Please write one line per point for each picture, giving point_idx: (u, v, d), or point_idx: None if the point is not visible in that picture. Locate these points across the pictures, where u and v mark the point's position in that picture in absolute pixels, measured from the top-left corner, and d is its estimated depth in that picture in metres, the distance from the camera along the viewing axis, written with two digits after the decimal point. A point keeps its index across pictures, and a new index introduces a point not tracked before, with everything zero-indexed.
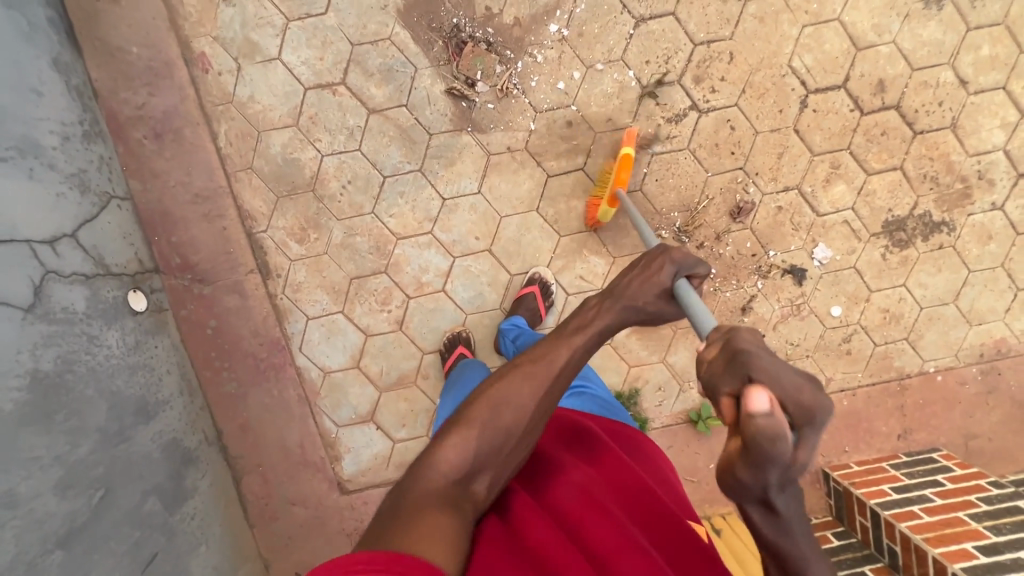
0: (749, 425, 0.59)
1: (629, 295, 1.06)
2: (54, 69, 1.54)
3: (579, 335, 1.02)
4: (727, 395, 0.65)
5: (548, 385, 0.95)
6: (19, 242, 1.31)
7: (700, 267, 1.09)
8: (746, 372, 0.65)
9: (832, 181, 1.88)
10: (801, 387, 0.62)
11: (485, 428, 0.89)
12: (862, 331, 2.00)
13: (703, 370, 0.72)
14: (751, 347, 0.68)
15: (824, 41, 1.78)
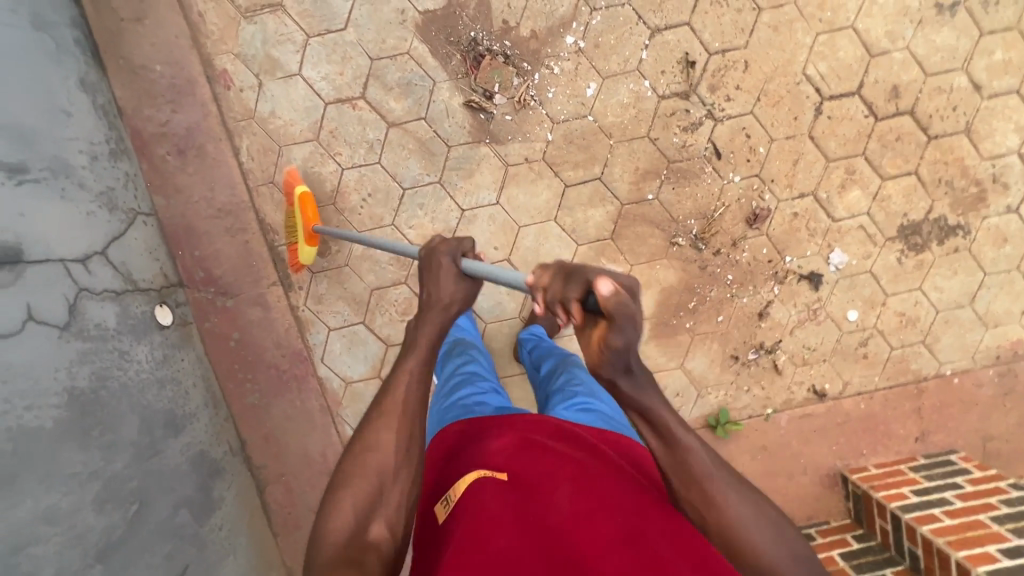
0: (609, 306, 0.76)
1: (433, 299, 1.08)
2: (81, 89, 1.57)
3: (408, 358, 1.05)
4: (575, 300, 0.80)
5: (405, 419, 0.99)
6: (54, 261, 1.34)
7: (461, 243, 1.13)
8: (585, 276, 0.80)
9: (847, 187, 1.89)
10: (619, 276, 0.81)
11: (356, 484, 0.94)
12: (879, 334, 2.01)
13: (547, 296, 0.85)
14: (573, 265, 0.83)
15: (838, 48, 1.79)
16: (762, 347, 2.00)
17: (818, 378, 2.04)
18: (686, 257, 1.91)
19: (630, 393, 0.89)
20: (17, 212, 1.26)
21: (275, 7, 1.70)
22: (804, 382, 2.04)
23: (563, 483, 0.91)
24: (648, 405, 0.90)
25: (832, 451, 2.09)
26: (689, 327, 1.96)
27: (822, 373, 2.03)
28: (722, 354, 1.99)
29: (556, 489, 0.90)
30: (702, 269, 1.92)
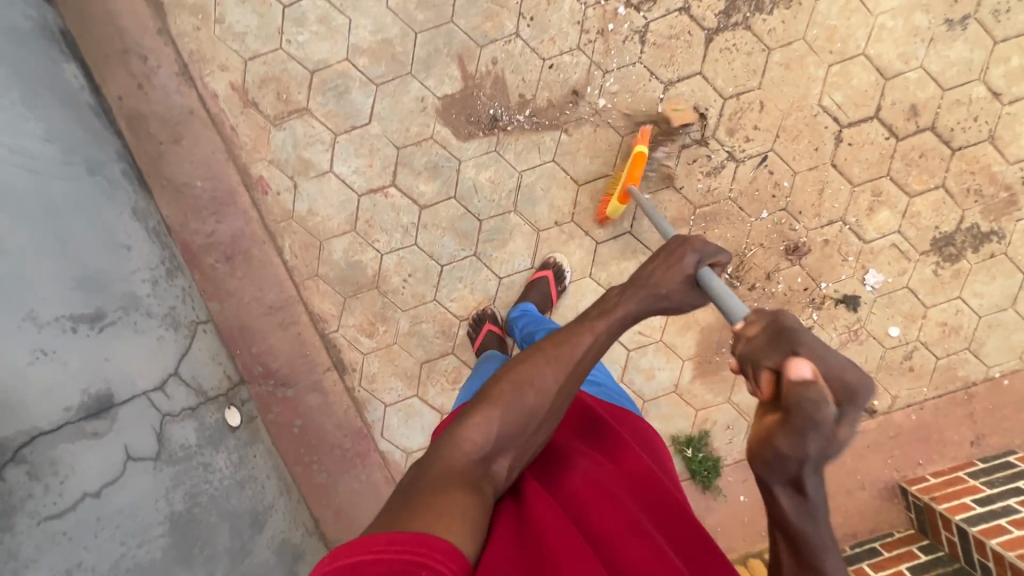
0: (800, 399, 0.67)
1: (658, 282, 1.06)
2: (134, 218, 1.65)
3: (598, 321, 1.04)
4: (768, 368, 0.74)
5: (570, 371, 0.98)
6: (139, 395, 1.42)
7: (721, 252, 1.08)
8: (792, 351, 0.72)
9: (875, 209, 1.91)
10: (848, 370, 0.69)
11: (510, 412, 0.93)
12: (923, 346, 2.03)
13: (743, 347, 0.79)
14: (794, 326, 0.76)
15: (851, 77, 1.81)
16: None
17: None
18: None
19: (797, 521, 0.76)
20: (104, 357, 1.35)
21: (302, 111, 1.77)
22: None
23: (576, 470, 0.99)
24: (817, 515, 0.76)
25: (887, 465, 2.11)
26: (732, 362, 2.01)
27: None
28: None
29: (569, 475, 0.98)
30: None
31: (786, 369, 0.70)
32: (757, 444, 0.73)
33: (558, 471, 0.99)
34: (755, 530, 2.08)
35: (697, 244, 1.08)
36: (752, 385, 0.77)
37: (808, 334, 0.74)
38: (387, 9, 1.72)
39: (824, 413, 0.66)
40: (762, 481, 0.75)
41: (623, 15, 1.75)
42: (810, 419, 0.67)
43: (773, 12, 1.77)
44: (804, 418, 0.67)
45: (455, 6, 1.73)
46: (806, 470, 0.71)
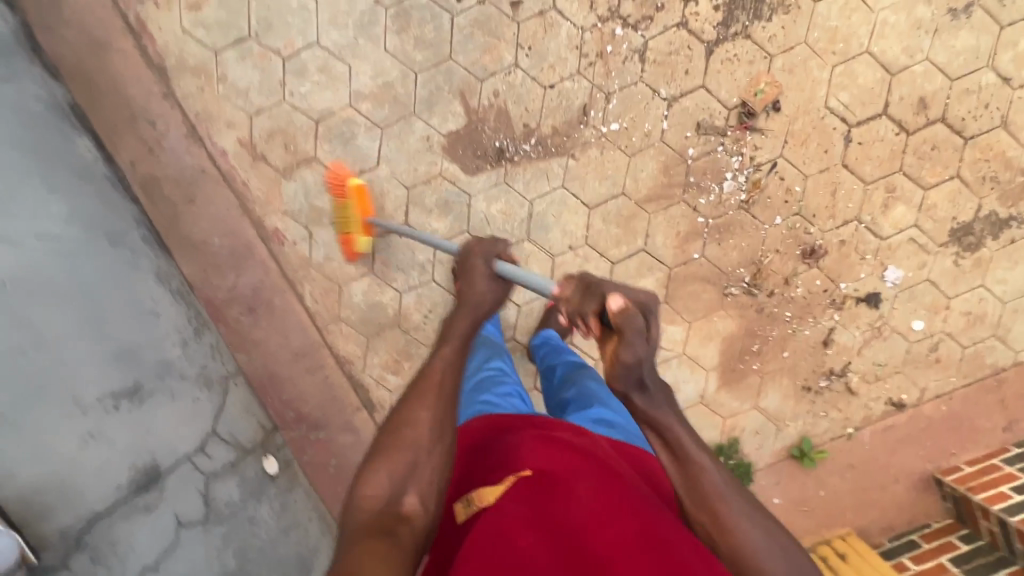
0: (619, 318, 0.87)
1: (472, 297, 1.14)
2: (159, 282, 1.67)
3: (444, 346, 1.07)
4: (593, 314, 0.93)
5: (439, 397, 1.00)
6: (181, 461, 1.48)
7: (501, 244, 1.22)
8: (602, 293, 0.92)
9: (890, 205, 1.90)
10: (638, 291, 0.91)
11: (395, 457, 0.94)
12: (948, 337, 2.02)
13: (570, 309, 0.97)
14: (598, 282, 0.95)
15: (856, 76, 1.79)
16: (832, 372, 2.03)
17: (894, 390, 2.06)
18: (742, 304, 1.95)
19: (642, 408, 0.94)
20: (144, 429, 1.42)
21: (310, 160, 1.79)
22: (881, 397, 2.06)
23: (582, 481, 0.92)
24: (657, 404, 0.95)
25: (921, 456, 2.10)
26: (757, 368, 2.00)
27: (897, 385, 2.05)
28: (793, 387, 2.03)
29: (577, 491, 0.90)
30: (759, 312, 1.96)
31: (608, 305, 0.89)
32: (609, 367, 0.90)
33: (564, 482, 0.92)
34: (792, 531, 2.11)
35: (480, 249, 1.19)
36: (585, 327, 0.95)
37: (603, 281, 0.95)
38: (386, 52, 1.73)
39: (639, 321, 0.86)
40: (622, 393, 0.93)
41: (622, 36, 1.74)
42: (631, 330, 0.86)
43: (772, 18, 1.75)
44: (631, 329, 0.86)
45: (453, 44, 1.73)
46: (647, 368, 0.89)
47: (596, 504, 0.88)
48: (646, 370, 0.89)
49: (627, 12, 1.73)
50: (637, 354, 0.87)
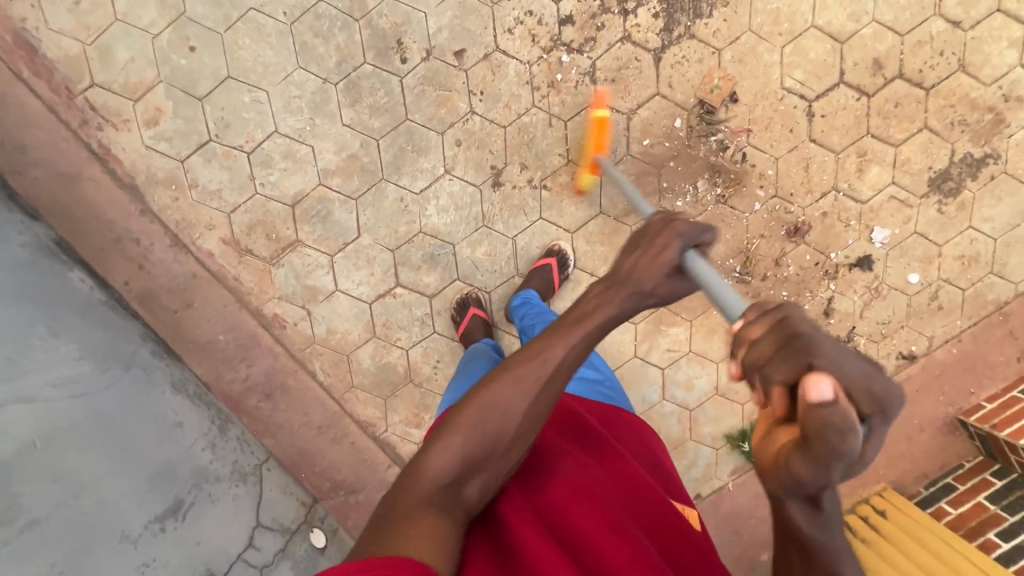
0: (817, 423, 0.59)
1: (641, 280, 0.95)
2: (176, 391, 1.73)
3: (576, 329, 0.91)
4: (779, 384, 0.64)
5: (541, 384, 0.89)
6: (234, 560, 1.57)
7: (710, 232, 0.99)
8: (807, 364, 0.62)
9: (864, 168, 1.91)
10: (869, 376, 0.61)
11: (494, 419, 0.87)
12: (946, 283, 2.04)
13: (750, 355, 0.68)
14: (811, 331, 0.65)
15: (806, 52, 1.80)
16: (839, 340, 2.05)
17: (903, 344, 2.08)
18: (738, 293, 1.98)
19: (807, 529, 0.71)
20: (195, 540, 1.50)
21: (294, 243, 1.83)
22: (891, 353, 2.08)
23: (565, 464, 0.97)
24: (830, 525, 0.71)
25: (941, 402, 2.14)
26: None
27: (905, 338, 2.07)
28: None
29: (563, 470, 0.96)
30: (757, 297, 1.99)
31: (804, 392, 0.60)
32: (772, 466, 0.66)
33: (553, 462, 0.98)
34: None
35: (683, 225, 0.98)
36: (762, 399, 0.67)
37: (815, 331, 0.65)
38: (344, 126, 1.75)
39: (847, 434, 0.58)
40: (776, 500, 0.69)
41: (569, 62, 1.76)
42: (831, 445, 0.59)
43: (712, 14, 1.76)
44: (826, 446, 0.59)
45: (407, 105, 1.75)
46: (827, 489, 0.66)
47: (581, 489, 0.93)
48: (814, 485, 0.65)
49: (569, 37, 1.74)
50: (813, 472, 0.63)
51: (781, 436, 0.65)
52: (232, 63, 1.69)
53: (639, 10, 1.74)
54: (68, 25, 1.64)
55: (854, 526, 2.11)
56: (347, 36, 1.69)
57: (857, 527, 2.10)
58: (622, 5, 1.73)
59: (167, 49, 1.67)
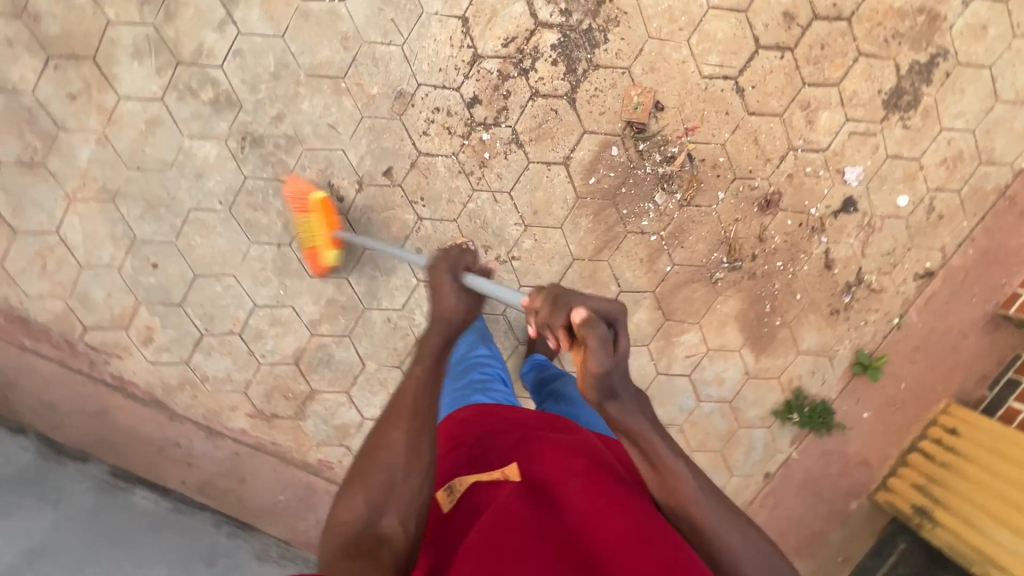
0: (581, 331, 0.89)
1: (436, 311, 1.23)
2: (262, 562, 1.80)
3: (416, 366, 1.13)
4: (560, 326, 0.94)
5: (413, 417, 1.04)
6: None
7: (465, 252, 1.31)
8: (568, 305, 0.94)
9: (814, 117, 1.86)
10: (600, 304, 0.92)
11: (377, 471, 0.96)
12: (938, 192, 1.97)
13: (535, 321, 1.00)
14: (562, 291, 0.98)
15: (713, 36, 1.76)
16: (850, 285, 2.02)
17: (916, 265, 2.03)
18: (734, 281, 1.97)
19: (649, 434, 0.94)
20: None
21: (312, 393, 1.92)
22: (908, 277, 2.04)
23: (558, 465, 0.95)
24: (647, 435, 0.94)
25: (976, 304, 2.08)
26: (781, 322, 2.03)
27: (916, 258, 2.03)
28: (823, 318, 2.05)
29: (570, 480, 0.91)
30: (754, 276, 1.97)
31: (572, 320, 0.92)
32: (583, 384, 0.92)
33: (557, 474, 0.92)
34: (893, 430, 2.18)
35: (449, 262, 1.28)
36: (558, 343, 0.97)
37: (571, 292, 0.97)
38: (313, 277, 1.83)
39: (601, 333, 0.88)
40: (598, 404, 0.94)
41: (490, 138, 1.77)
42: (597, 341, 0.88)
43: (608, 38, 1.73)
44: (594, 339, 0.88)
45: (361, 236, 1.81)
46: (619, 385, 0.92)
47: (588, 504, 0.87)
48: (611, 380, 0.91)
49: (482, 116, 1.75)
50: (597, 364, 0.88)
51: (577, 360, 0.93)
52: (195, 263, 1.78)
53: (537, 64, 1.73)
54: (45, 288, 1.76)
55: (931, 453, 2.11)
56: (283, 198, 1.75)
57: (935, 453, 2.10)
58: (519, 65, 1.72)
59: (134, 274, 1.77)
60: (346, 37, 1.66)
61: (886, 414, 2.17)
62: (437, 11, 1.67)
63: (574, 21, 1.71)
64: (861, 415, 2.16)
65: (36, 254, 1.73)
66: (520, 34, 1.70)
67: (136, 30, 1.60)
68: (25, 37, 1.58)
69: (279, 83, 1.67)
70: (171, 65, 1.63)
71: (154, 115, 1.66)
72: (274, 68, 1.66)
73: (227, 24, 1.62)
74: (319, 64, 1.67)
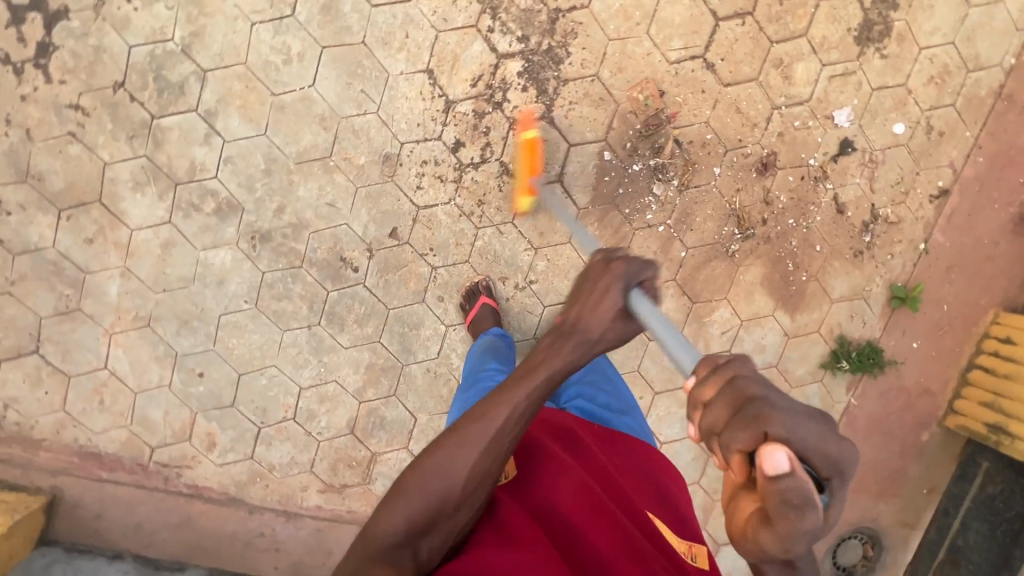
0: (775, 493, 0.57)
1: (582, 326, 0.89)
2: None
3: (520, 386, 0.87)
4: (739, 454, 0.61)
5: (487, 452, 0.85)
6: None
7: (649, 267, 0.94)
8: (766, 433, 0.60)
9: (791, 72, 1.86)
10: (823, 441, 0.61)
11: (423, 496, 0.82)
12: (933, 111, 1.95)
13: (706, 419, 0.65)
14: (762, 393, 0.63)
15: (671, 22, 1.77)
16: (867, 224, 2.00)
17: (929, 187, 2.01)
18: (750, 249, 1.97)
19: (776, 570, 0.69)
20: None
21: (373, 457, 1.97)
22: (923, 201, 2.01)
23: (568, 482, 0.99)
24: (798, 566, 0.70)
25: (999, 210, 2.05)
26: (807, 276, 2.02)
27: (927, 181, 2.00)
28: (848, 261, 2.03)
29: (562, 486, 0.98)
30: (769, 239, 1.97)
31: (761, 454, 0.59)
32: (742, 537, 0.61)
33: (551, 480, 0.99)
34: (946, 353, 2.16)
35: (622, 266, 0.93)
36: (724, 465, 0.64)
37: (772, 393, 0.63)
38: (348, 348, 1.89)
39: (809, 512, 0.57)
40: (756, 561, 0.64)
41: (481, 175, 1.81)
42: (792, 522, 0.57)
43: (570, 52, 1.75)
44: (786, 516, 0.57)
45: (383, 299, 1.86)
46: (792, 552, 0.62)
47: (577, 508, 0.95)
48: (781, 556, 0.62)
49: (468, 157, 1.79)
50: (783, 544, 0.59)
51: (744, 511, 0.60)
52: (237, 363, 1.85)
53: (508, 94, 1.76)
54: (107, 420, 1.85)
55: (992, 367, 2.09)
56: (302, 282, 1.82)
57: (995, 366, 2.08)
58: (491, 100, 1.76)
59: (184, 387, 1.85)
60: (323, 118, 1.71)
61: (936, 339, 2.14)
62: (402, 70, 1.71)
63: (534, 44, 1.73)
64: (910, 346, 2.14)
65: (92, 392, 1.82)
66: (485, 71, 1.73)
67: (131, 165, 1.68)
68: (34, 197, 1.67)
69: (273, 178, 1.74)
70: (171, 188, 1.71)
71: (167, 237, 1.74)
72: (264, 165, 1.72)
73: (212, 136, 1.69)
74: (305, 150, 1.73)
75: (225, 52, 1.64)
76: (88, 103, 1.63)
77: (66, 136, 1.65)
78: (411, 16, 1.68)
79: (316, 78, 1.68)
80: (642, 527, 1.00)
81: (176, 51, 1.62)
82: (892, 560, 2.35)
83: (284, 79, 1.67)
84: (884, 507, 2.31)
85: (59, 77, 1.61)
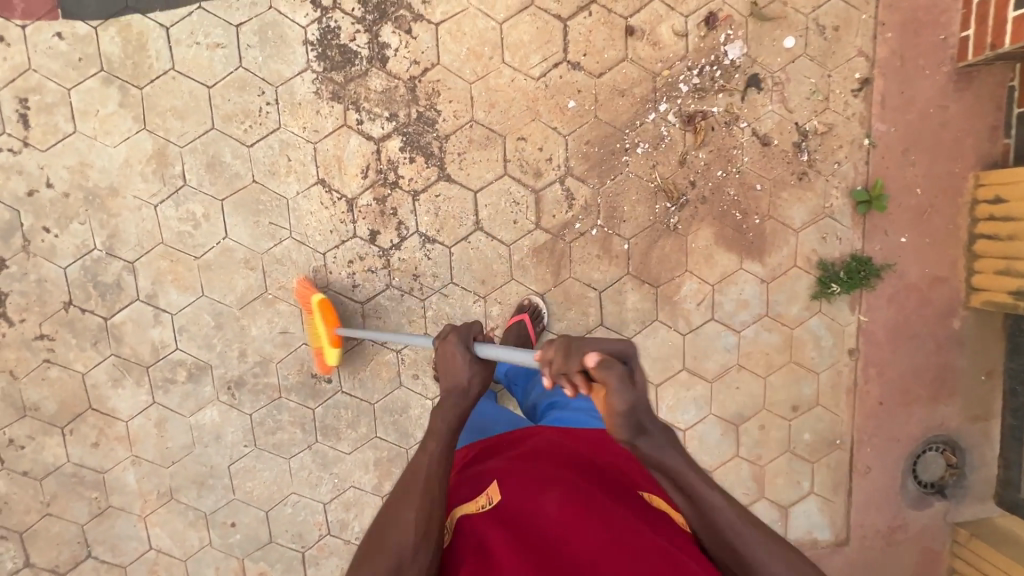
0: (601, 374, 0.82)
1: (455, 376, 1.10)
2: None
3: (441, 414, 1.07)
4: (576, 373, 0.85)
5: (451, 460, 1.00)
6: None
7: (471, 326, 1.17)
8: (580, 351, 0.85)
9: (657, 37, 1.83)
10: (609, 343, 0.85)
11: (405, 513, 0.95)
12: (818, 12, 1.87)
13: (552, 373, 0.88)
14: (569, 338, 0.88)
15: (521, 42, 1.79)
16: (799, 143, 1.92)
17: (848, 84, 1.91)
18: (692, 215, 1.92)
19: (658, 459, 0.93)
20: None
21: None
22: (847, 99, 1.91)
23: (554, 496, 0.98)
24: (699, 491, 0.93)
25: (932, 75, 1.92)
26: (760, 217, 1.94)
27: (842, 79, 1.90)
28: (797, 187, 1.94)
29: (546, 501, 0.98)
30: (705, 199, 1.92)
31: (584, 364, 0.84)
32: (609, 416, 0.86)
33: (534, 493, 0.99)
34: (942, 234, 2.01)
35: (456, 333, 1.13)
36: (574, 388, 0.88)
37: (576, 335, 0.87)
38: (352, 453, 1.95)
39: (623, 377, 0.82)
40: (630, 441, 0.90)
41: (406, 252, 1.86)
42: (617, 385, 0.82)
43: (439, 110, 1.79)
44: (613, 386, 0.82)
45: (364, 397, 1.92)
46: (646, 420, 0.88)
47: (563, 518, 0.94)
48: (641, 415, 0.87)
49: (388, 241, 1.85)
50: (626, 402, 0.84)
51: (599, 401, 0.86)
52: (261, 502, 1.95)
53: (400, 171, 1.81)
54: None
55: (993, 233, 1.93)
56: (287, 410, 1.91)
57: (995, 231, 1.92)
58: (387, 182, 1.81)
59: (224, 540, 1.96)
60: (247, 260, 1.81)
61: (925, 225, 2.00)
62: (297, 190, 1.80)
63: (403, 117, 1.79)
64: (899, 242, 2.01)
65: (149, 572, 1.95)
66: (370, 159, 1.80)
67: (104, 366, 1.83)
68: (37, 425, 1.84)
69: (226, 329, 1.84)
70: (144, 372, 1.84)
71: (157, 416, 1.87)
72: (213, 321, 1.84)
73: (160, 315, 1.82)
74: (243, 294, 1.83)
75: (143, 239, 1.78)
76: (51, 329, 1.80)
77: (44, 363, 1.81)
78: (285, 140, 1.77)
79: (227, 229, 1.79)
80: (638, 513, 1.00)
81: (102, 255, 1.77)
82: (978, 460, 2.17)
83: (200, 240, 1.79)
84: (947, 410, 2.14)
85: (19, 316, 1.79)
